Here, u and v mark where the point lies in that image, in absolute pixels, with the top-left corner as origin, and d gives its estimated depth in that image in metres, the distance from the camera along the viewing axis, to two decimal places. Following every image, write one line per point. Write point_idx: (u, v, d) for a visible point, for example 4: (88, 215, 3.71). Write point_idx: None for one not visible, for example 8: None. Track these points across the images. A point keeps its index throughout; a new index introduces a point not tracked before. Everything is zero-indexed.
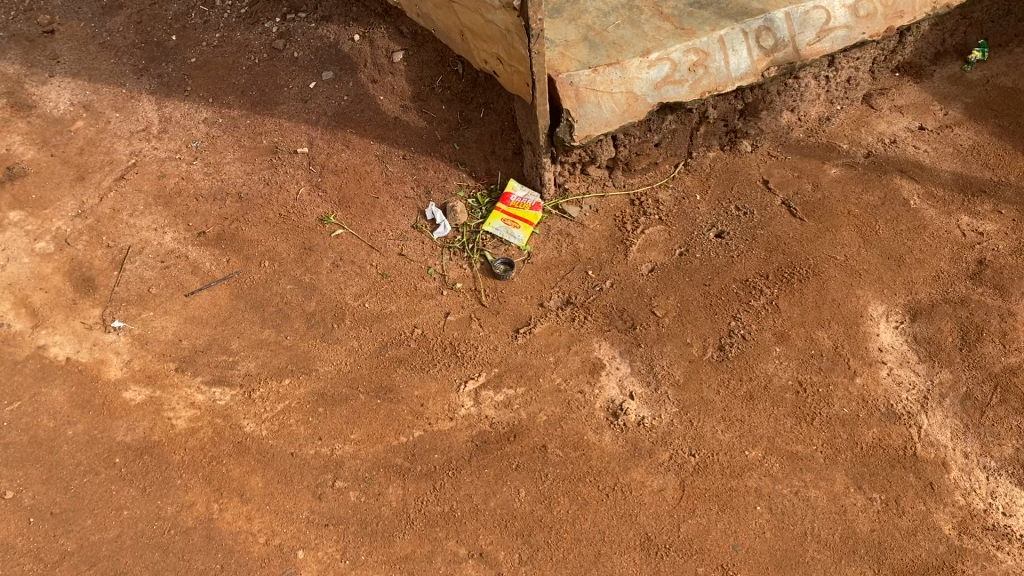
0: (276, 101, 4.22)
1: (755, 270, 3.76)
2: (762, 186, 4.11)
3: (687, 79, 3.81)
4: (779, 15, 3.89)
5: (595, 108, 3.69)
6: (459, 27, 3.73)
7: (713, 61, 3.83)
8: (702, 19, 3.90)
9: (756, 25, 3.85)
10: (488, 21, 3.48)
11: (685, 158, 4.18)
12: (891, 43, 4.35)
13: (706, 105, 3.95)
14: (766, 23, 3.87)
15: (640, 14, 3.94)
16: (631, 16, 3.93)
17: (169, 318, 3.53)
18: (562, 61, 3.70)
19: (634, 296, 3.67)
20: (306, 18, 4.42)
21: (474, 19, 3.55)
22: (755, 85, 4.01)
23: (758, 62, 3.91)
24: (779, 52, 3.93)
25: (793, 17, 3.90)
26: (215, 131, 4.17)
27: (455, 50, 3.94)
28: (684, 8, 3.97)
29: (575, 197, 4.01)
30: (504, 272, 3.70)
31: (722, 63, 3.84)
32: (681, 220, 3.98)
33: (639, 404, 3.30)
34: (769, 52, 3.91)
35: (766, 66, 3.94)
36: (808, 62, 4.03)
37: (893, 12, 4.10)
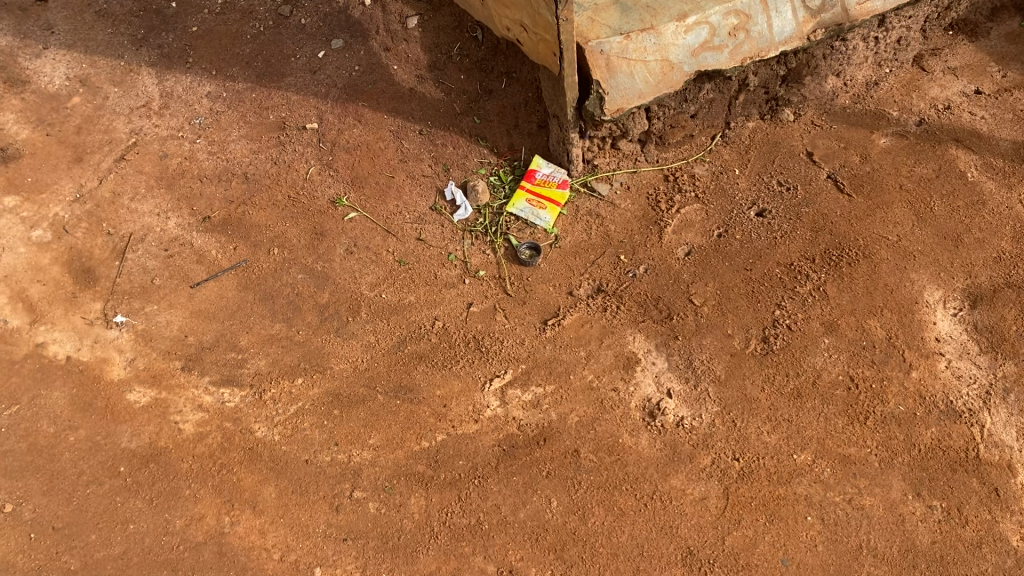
0: (283, 72, 3.94)
1: (800, 252, 3.49)
2: (806, 159, 3.82)
3: (727, 45, 3.50)
4: None
5: (626, 79, 3.41)
6: None
7: (755, 24, 3.51)
8: None
9: None
10: None
11: (722, 129, 3.89)
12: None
13: (747, 72, 3.65)
14: None
15: None
16: None
17: (174, 312, 3.32)
18: (591, 27, 3.40)
19: (670, 283, 3.42)
20: None
21: None
22: (800, 50, 3.70)
23: (803, 24, 3.59)
24: (827, 13, 3.61)
25: None
26: (219, 106, 3.90)
27: (474, 15, 3.64)
28: None
29: (605, 173, 3.74)
30: (530, 259, 3.46)
31: (765, 25, 3.52)
32: (719, 197, 3.71)
33: (678, 403, 3.07)
34: (815, 14, 3.59)
35: (813, 28, 3.62)
36: (858, 23, 3.70)
37: None
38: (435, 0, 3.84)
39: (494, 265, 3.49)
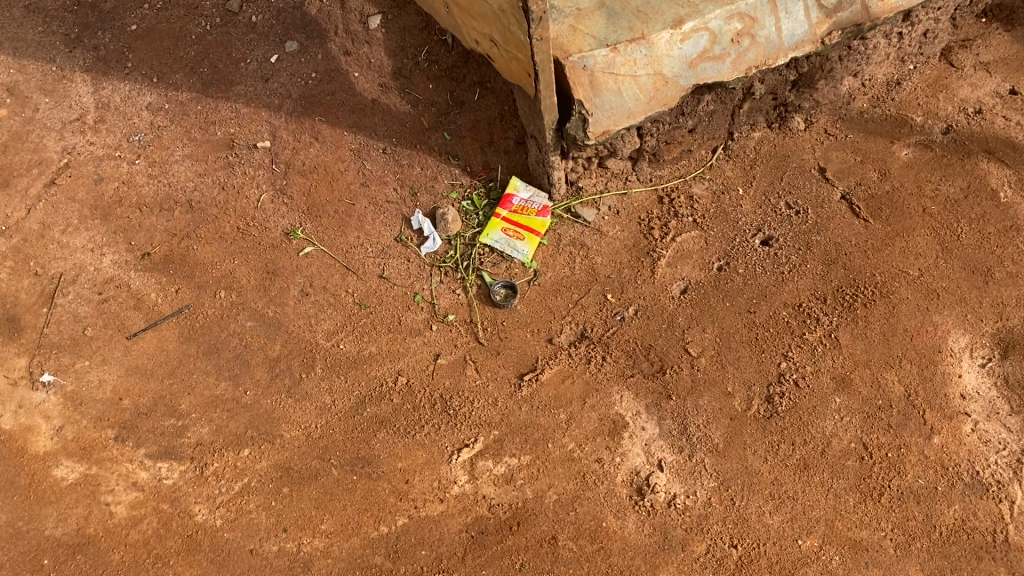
0: (232, 79, 3.50)
1: (810, 290, 3.10)
2: (818, 175, 3.40)
3: (729, 53, 3.06)
4: None
5: (613, 97, 2.98)
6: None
7: (761, 29, 3.06)
8: None
9: None
10: None
11: (725, 140, 3.45)
12: None
13: (752, 80, 3.21)
14: None
15: None
16: None
17: (108, 369, 2.97)
18: (573, 36, 2.96)
19: (663, 328, 3.05)
20: None
21: None
22: (813, 53, 3.23)
23: (817, 25, 3.13)
24: (844, 12, 3.14)
25: None
26: (160, 120, 3.49)
27: (439, 22, 3.20)
28: None
29: (591, 196, 3.33)
30: (504, 301, 3.09)
31: (773, 29, 3.07)
32: (720, 222, 3.30)
33: (669, 478, 2.73)
34: (831, 13, 3.12)
35: (828, 29, 3.16)
36: (880, 21, 3.23)
37: None
38: None
39: (465, 308, 3.12)
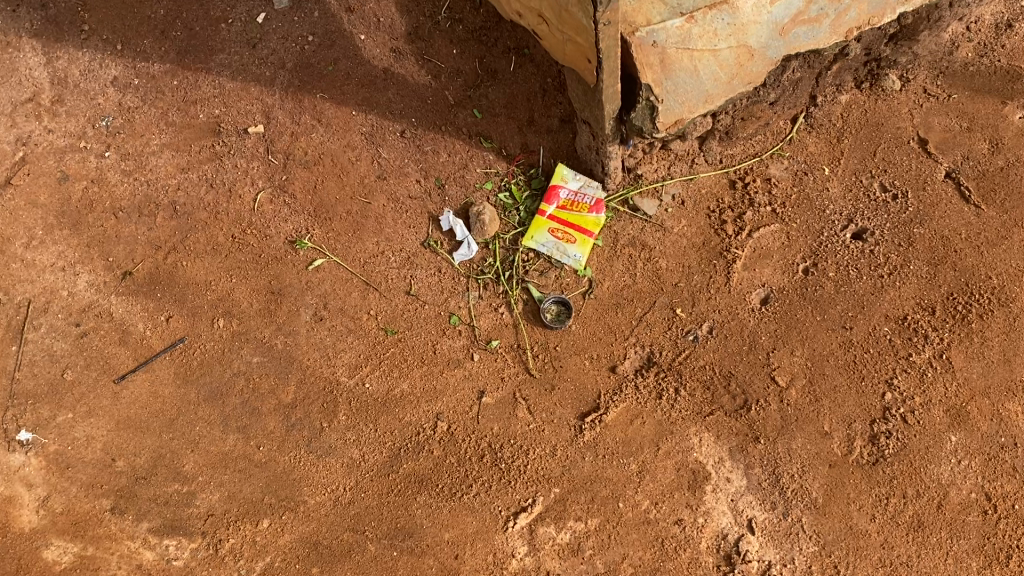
0: (212, 46, 2.88)
1: (915, 298, 2.64)
2: (918, 148, 2.87)
3: (830, 14, 2.46)
4: None
5: (688, 79, 2.42)
6: None
7: None
8: None
9: None
10: None
11: (807, 106, 2.90)
12: None
13: (850, 43, 2.62)
14: None
15: None
16: None
17: (95, 422, 2.53)
18: None
19: (743, 350, 2.60)
20: None
21: None
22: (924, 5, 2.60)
23: None
24: None
25: None
26: (129, 99, 2.90)
27: None
28: None
29: (652, 183, 2.80)
30: (555, 323, 2.63)
31: None
32: (805, 211, 2.79)
33: (762, 542, 2.36)
34: None
35: None
36: None
37: None
38: None
39: (509, 329, 2.65)
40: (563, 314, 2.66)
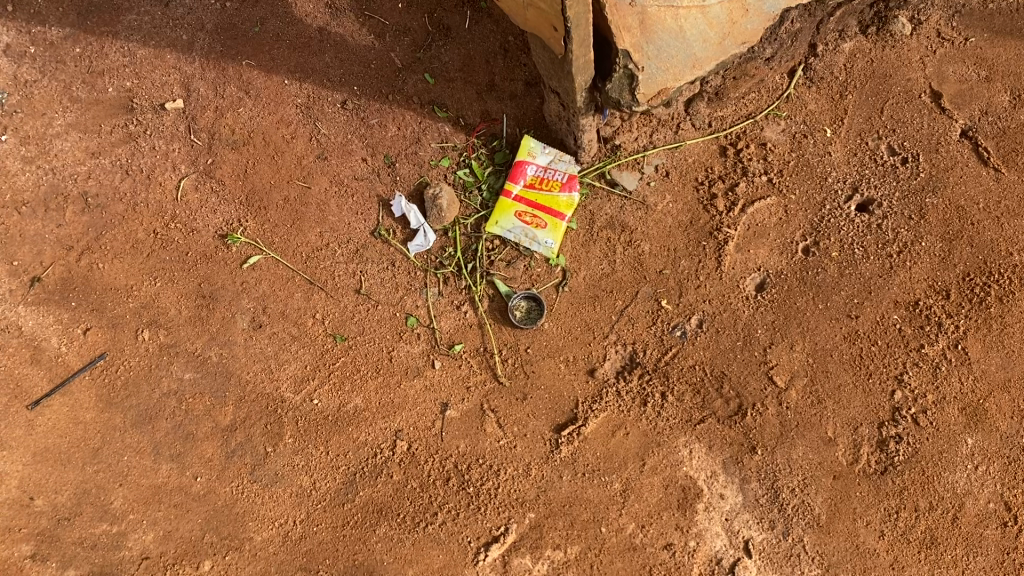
0: (119, 4, 2.50)
1: (928, 280, 2.35)
2: (933, 104, 2.52)
3: None
4: None
5: (674, 41, 2.07)
6: None
7: None
8: None
9: None
10: None
11: (805, 57, 2.54)
12: None
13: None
14: None
15: None
16: None
17: (8, 456, 2.24)
18: None
19: (737, 346, 2.32)
20: None
21: None
22: None
23: None
24: None
25: None
26: (25, 70, 2.48)
27: None
28: None
29: (632, 155, 2.46)
30: (523, 323, 2.34)
31: None
32: (805, 180, 2.46)
33: (760, 565, 2.15)
34: None
35: None
36: None
37: None
38: None
39: (473, 330, 2.35)
40: (532, 311, 2.37)
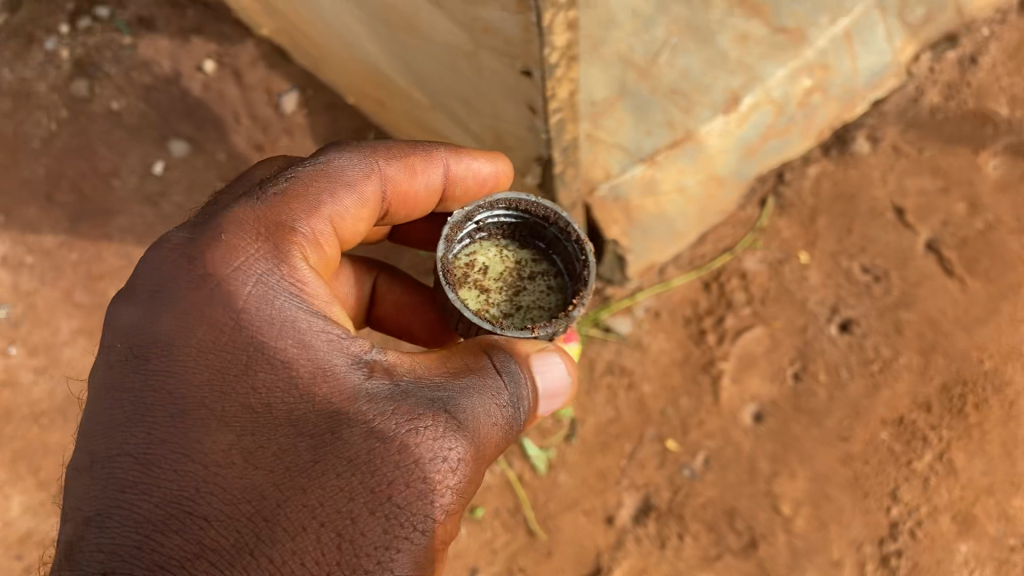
0: (111, 206, 2.63)
1: (908, 395, 2.53)
2: (894, 219, 2.69)
3: (796, 121, 2.38)
4: None
5: (660, 224, 2.28)
6: (375, 73, 1.80)
7: (837, 74, 2.38)
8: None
9: None
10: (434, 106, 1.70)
11: (775, 181, 2.74)
12: None
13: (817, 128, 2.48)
14: None
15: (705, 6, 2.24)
16: (691, 18, 2.23)
17: None
18: (592, 152, 2.18)
19: (744, 480, 2.48)
20: (114, 26, 2.70)
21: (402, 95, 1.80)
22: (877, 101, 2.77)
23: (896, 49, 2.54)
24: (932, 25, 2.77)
25: None
26: (28, 284, 2.60)
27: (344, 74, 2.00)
28: None
29: (624, 302, 2.64)
30: (568, 224, 1.60)
31: (849, 70, 2.40)
32: (784, 305, 2.63)
33: None
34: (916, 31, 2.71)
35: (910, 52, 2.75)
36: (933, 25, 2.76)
37: None
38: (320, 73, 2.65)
39: (350, 259, 1.89)
40: (484, 214, 1.60)
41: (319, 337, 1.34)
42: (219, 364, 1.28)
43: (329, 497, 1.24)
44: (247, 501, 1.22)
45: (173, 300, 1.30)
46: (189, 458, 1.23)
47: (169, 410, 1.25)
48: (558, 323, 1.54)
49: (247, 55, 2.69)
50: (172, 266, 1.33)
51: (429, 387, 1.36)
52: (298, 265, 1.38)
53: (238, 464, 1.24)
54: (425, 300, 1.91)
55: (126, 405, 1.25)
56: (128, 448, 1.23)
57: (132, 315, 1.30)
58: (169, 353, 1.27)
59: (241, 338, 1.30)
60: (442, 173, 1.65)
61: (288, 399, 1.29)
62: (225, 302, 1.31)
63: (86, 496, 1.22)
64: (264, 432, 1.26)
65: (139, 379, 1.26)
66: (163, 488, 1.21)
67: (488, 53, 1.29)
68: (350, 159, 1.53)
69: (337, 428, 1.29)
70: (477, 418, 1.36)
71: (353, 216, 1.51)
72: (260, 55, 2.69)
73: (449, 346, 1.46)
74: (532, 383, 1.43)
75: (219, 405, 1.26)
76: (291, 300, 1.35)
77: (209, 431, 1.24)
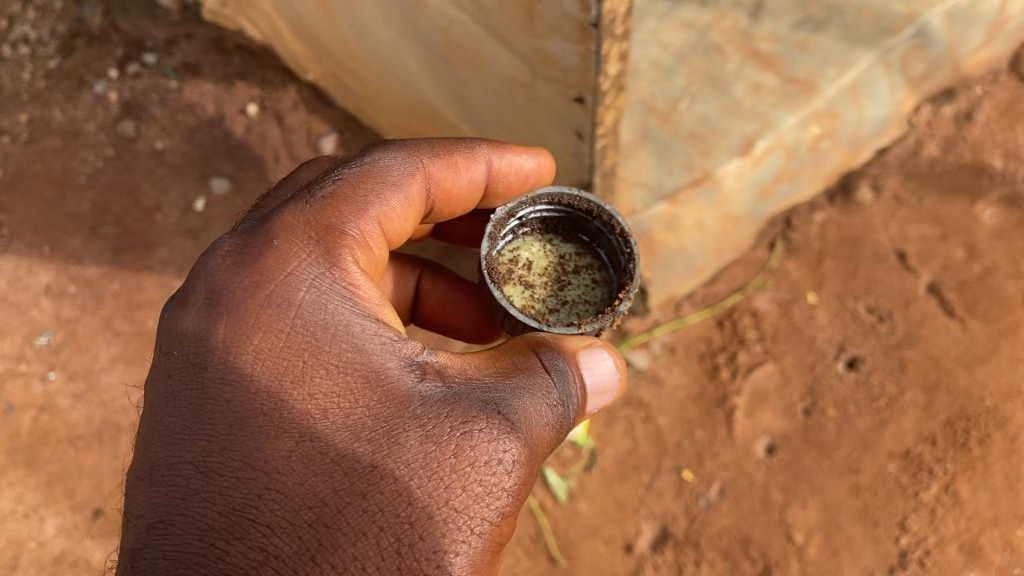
0: (151, 239, 2.75)
1: (914, 430, 2.62)
2: (897, 263, 2.83)
3: (806, 165, 2.70)
4: (937, 23, 2.74)
5: (679, 254, 2.65)
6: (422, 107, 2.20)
7: (842, 122, 2.68)
8: (824, 55, 2.57)
9: (902, 48, 2.69)
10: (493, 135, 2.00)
11: (783, 227, 2.89)
12: None
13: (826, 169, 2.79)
14: (917, 39, 2.73)
15: (722, 61, 2.55)
16: (709, 70, 2.55)
17: None
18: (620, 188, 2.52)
19: (757, 509, 2.57)
20: (165, 72, 2.92)
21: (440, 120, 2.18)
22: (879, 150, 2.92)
23: (901, 100, 2.85)
24: (932, 77, 2.89)
25: (955, 18, 2.78)
26: (69, 311, 2.70)
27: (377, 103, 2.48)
28: (790, 32, 2.55)
29: (641, 337, 2.78)
30: (611, 217, 1.71)
31: (854, 119, 2.71)
32: (794, 343, 2.75)
33: None
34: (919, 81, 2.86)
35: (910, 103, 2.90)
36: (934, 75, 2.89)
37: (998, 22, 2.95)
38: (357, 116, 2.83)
39: (394, 261, 2.03)
40: (525, 210, 1.72)
41: (372, 341, 1.41)
42: (278, 371, 1.37)
43: (385, 503, 1.32)
44: (307, 508, 1.29)
45: (234, 311, 1.40)
46: (253, 461, 1.31)
47: (231, 417, 1.34)
48: (605, 317, 1.60)
49: (289, 99, 2.89)
50: (231, 277, 1.43)
51: (483, 389, 1.43)
52: (352, 272, 1.46)
53: (300, 467, 1.32)
54: (468, 297, 2.04)
55: (189, 413, 1.35)
56: (194, 453, 1.32)
57: (195, 324, 1.40)
58: (229, 363, 1.37)
59: (297, 345, 1.39)
60: (484, 168, 1.75)
61: (344, 405, 1.37)
62: (283, 312, 1.40)
63: (151, 503, 1.31)
64: (323, 439, 1.34)
65: (202, 388, 1.36)
66: (226, 495, 1.29)
67: (546, 83, 1.62)
68: (396, 159, 1.62)
69: (393, 433, 1.36)
70: (529, 418, 1.42)
71: (399, 215, 1.59)
72: (303, 99, 2.89)
73: (498, 343, 1.52)
74: (581, 381, 1.48)
75: (280, 409, 1.35)
76: (345, 305, 1.43)
77: (271, 434, 1.33)
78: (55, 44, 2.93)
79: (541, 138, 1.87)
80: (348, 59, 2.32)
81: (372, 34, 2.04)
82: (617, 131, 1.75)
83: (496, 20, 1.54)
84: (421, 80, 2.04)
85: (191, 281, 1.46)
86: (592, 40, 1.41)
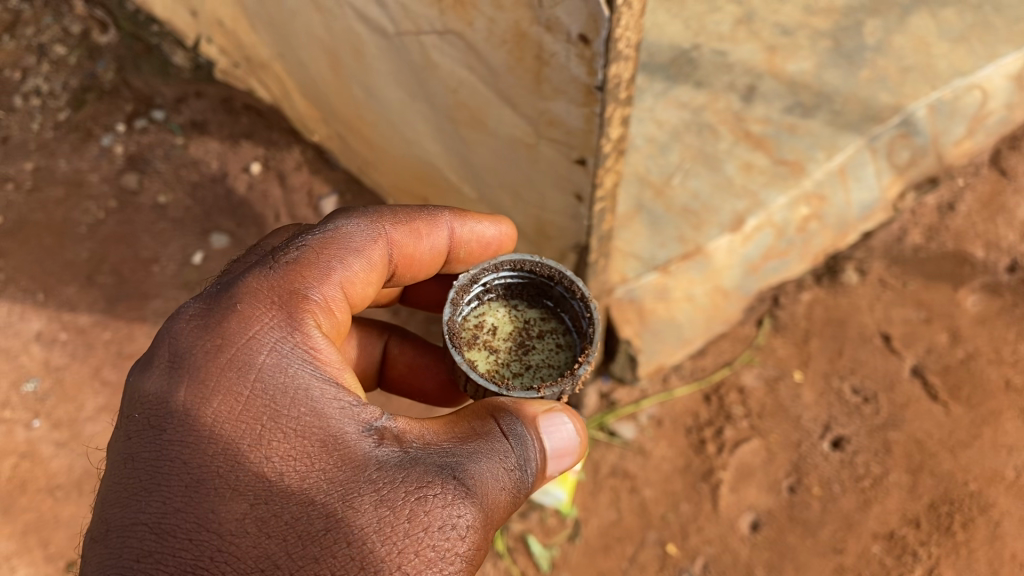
0: (146, 290, 2.77)
1: (899, 510, 2.62)
2: (882, 345, 2.87)
3: (795, 245, 2.77)
4: (921, 112, 2.84)
5: (668, 325, 2.67)
6: (427, 175, 2.30)
7: (831, 205, 2.77)
8: (812, 138, 2.72)
9: (888, 136, 2.80)
10: (496, 201, 2.10)
11: (771, 305, 2.95)
12: (1014, 95, 3.08)
13: (810, 252, 2.87)
14: (903, 129, 2.83)
15: (714, 142, 2.73)
16: (701, 149, 2.73)
17: None
18: (612, 259, 2.60)
19: None
20: (172, 128, 2.99)
21: (447, 189, 2.28)
22: (865, 234, 3.03)
23: (888, 187, 2.94)
24: (917, 165, 2.98)
25: (938, 109, 2.88)
26: (58, 358, 2.70)
27: (386, 174, 2.57)
28: (778, 118, 2.76)
29: (628, 408, 2.81)
30: (573, 281, 1.75)
31: (842, 202, 2.80)
32: (779, 420, 2.77)
33: None
34: (903, 170, 2.95)
35: (897, 189, 2.99)
36: (920, 163, 2.99)
37: (983, 115, 3.05)
38: (359, 178, 2.89)
39: (359, 325, 2.05)
40: (489, 275, 1.76)
41: (331, 405, 1.40)
42: (237, 434, 1.35)
43: (338, 566, 1.28)
44: (260, 570, 1.26)
45: (195, 371, 1.39)
46: (208, 521, 1.28)
47: (186, 476, 1.32)
48: (565, 381, 1.61)
49: (292, 160, 2.96)
50: (195, 337, 1.42)
51: (441, 453, 1.41)
52: (315, 334, 1.46)
53: (254, 528, 1.29)
54: (435, 360, 2.07)
55: (145, 474, 1.33)
56: (145, 514, 1.29)
57: (155, 387, 1.39)
58: (188, 424, 1.35)
59: (256, 409, 1.37)
60: (446, 236, 1.80)
61: (301, 468, 1.35)
62: (245, 373, 1.39)
63: (103, 566, 1.27)
64: (278, 501, 1.31)
65: (159, 450, 1.34)
66: (178, 557, 1.25)
67: (548, 144, 1.71)
68: (360, 226, 1.64)
69: (348, 497, 1.33)
70: (485, 483, 1.39)
71: (360, 280, 1.61)
72: (306, 160, 2.96)
73: (457, 409, 1.50)
74: (540, 445, 1.45)
75: (237, 470, 1.33)
76: (307, 368, 1.42)
77: (226, 494, 1.30)
78: (66, 96, 3.01)
79: (541, 202, 1.94)
80: (355, 119, 2.39)
81: (381, 96, 2.12)
82: (616, 197, 1.82)
83: (507, 83, 1.65)
84: (428, 143, 2.13)
85: (154, 344, 1.45)
86: (596, 102, 1.49)
